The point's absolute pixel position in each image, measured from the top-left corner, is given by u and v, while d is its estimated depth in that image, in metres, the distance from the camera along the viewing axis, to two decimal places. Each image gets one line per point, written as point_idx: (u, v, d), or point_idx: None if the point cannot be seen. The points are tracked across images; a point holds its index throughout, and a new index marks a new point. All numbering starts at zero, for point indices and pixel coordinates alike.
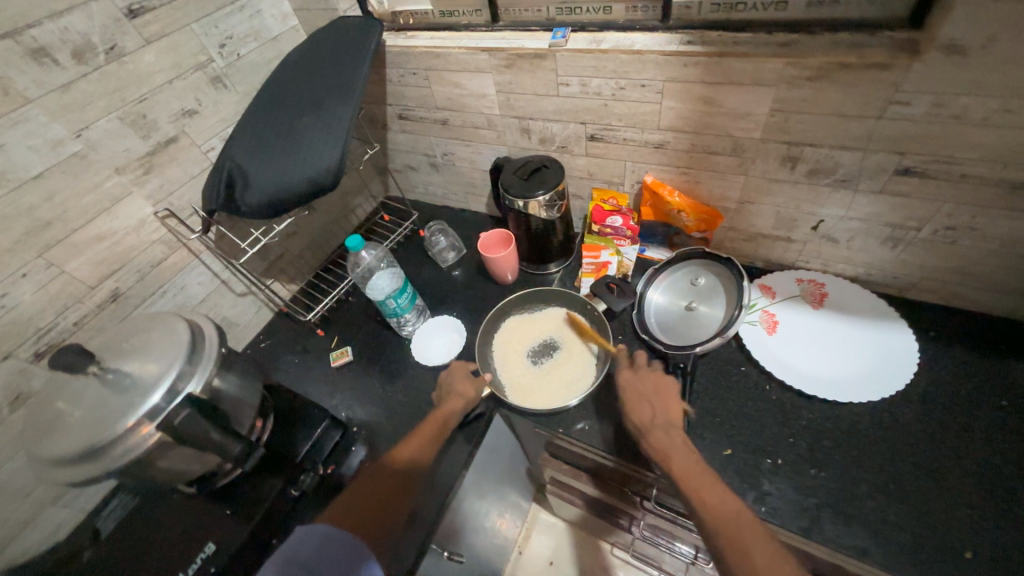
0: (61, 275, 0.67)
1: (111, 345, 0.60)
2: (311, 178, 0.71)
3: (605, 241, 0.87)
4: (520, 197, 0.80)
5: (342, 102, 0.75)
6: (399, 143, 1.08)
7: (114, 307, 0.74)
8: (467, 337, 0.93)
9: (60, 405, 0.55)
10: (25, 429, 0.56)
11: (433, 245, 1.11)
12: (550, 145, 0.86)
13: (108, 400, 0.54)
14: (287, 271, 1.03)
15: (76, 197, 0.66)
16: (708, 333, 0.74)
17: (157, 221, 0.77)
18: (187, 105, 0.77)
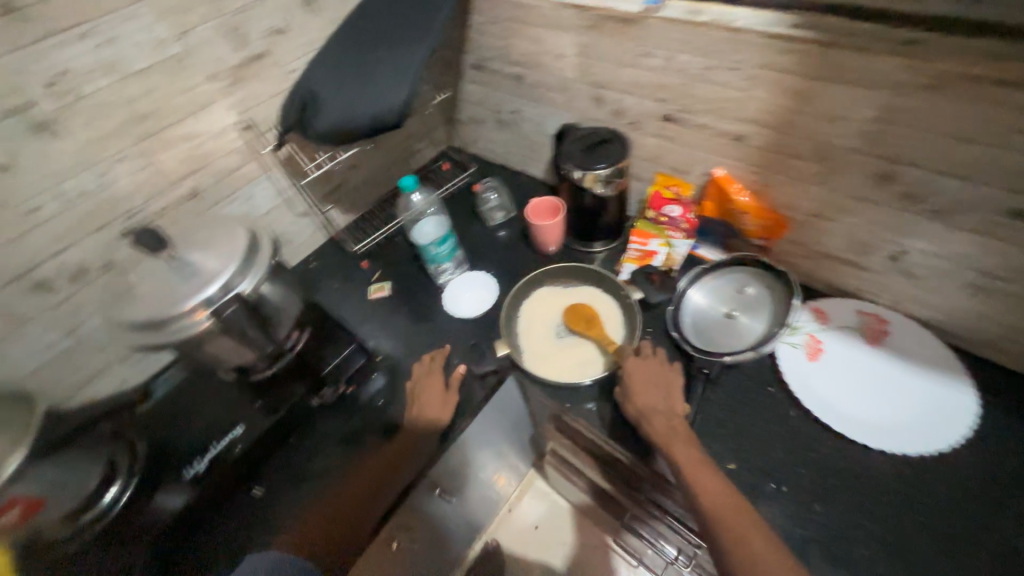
0: (146, 166, 0.75)
1: (182, 234, 0.66)
2: (374, 115, 0.72)
3: (658, 229, 0.86)
4: (579, 167, 0.80)
5: (420, 39, 0.74)
6: (470, 95, 1.09)
7: (190, 204, 0.82)
8: (496, 298, 0.95)
9: (133, 278, 0.63)
10: (104, 295, 0.64)
11: (484, 202, 1.11)
12: (622, 118, 0.84)
13: (175, 283, 0.60)
14: (343, 199, 1.08)
15: (169, 96, 0.73)
16: (740, 346, 0.74)
17: (236, 132, 0.83)
18: (276, 24, 0.80)
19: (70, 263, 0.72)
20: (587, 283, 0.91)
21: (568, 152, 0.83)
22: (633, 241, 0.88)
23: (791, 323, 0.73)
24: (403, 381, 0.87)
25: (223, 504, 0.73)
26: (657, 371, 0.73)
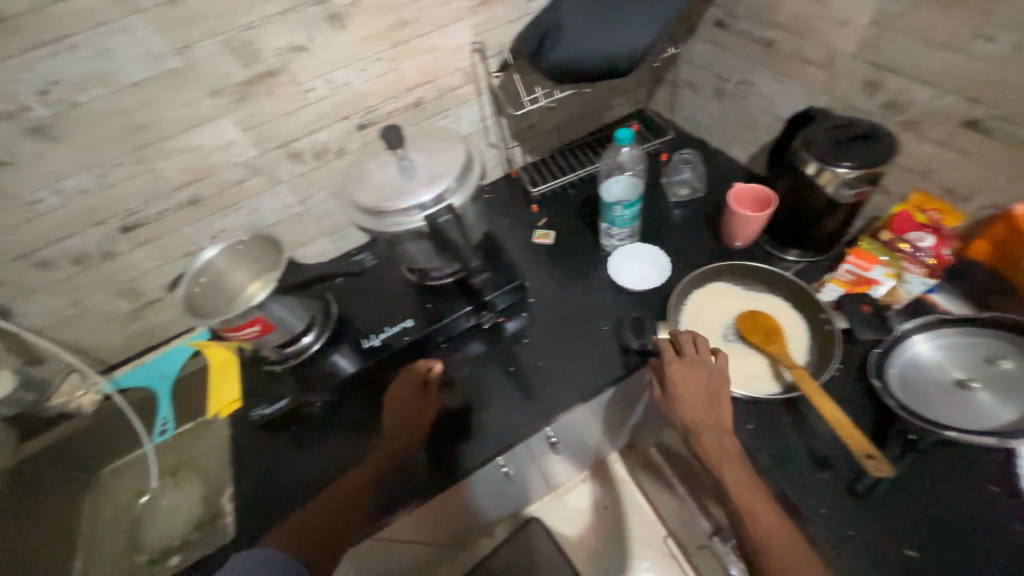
0: (378, 76, 0.82)
1: (416, 140, 0.75)
2: (607, 58, 0.72)
3: (889, 258, 0.72)
4: (818, 158, 0.68)
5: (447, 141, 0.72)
6: (694, 55, 0.97)
7: (415, 112, 0.89)
8: (665, 280, 0.86)
9: (371, 166, 0.73)
10: (345, 173, 0.74)
11: (671, 173, 1.01)
12: (895, 113, 0.69)
13: (402, 183, 0.70)
14: (531, 142, 1.09)
15: (433, 8, 0.79)
16: (990, 425, 0.57)
17: (468, 52, 0.87)
18: (296, 40, 0.72)
19: (319, 142, 0.85)
20: (776, 293, 0.77)
21: (813, 136, 0.70)
22: (854, 265, 0.74)
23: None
24: (568, 332, 0.86)
25: (336, 429, 0.83)
26: (422, 403, 0.79)
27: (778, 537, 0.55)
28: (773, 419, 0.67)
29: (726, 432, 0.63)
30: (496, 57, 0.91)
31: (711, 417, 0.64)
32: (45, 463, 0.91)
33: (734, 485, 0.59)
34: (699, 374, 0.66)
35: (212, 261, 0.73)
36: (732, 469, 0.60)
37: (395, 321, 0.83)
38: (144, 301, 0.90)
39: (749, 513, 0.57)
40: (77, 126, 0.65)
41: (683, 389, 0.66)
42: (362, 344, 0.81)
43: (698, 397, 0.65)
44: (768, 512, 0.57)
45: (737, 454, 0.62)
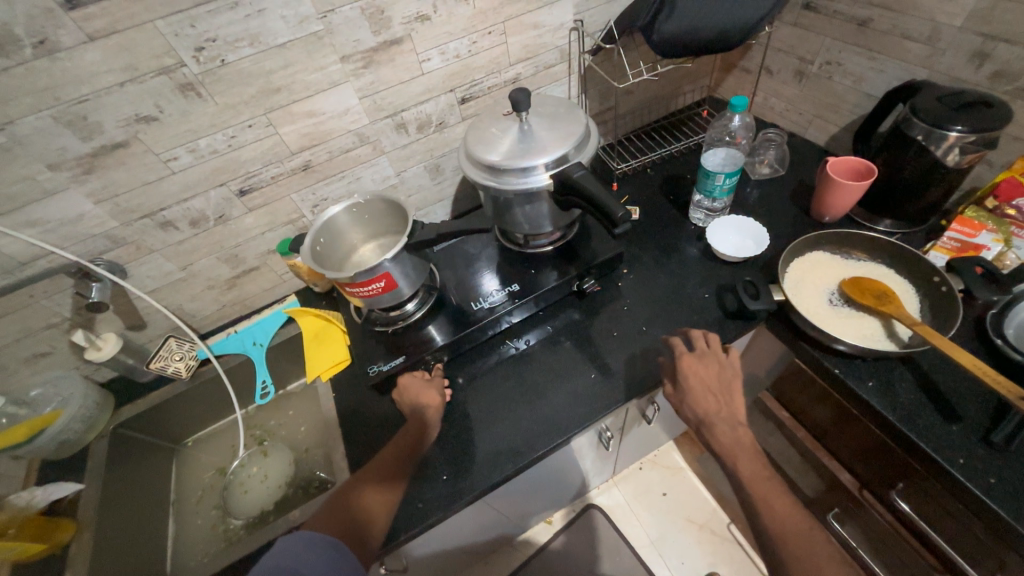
0: (487, 51, 0.85)
1: (533, 107, 0.78)
2: (722, 31, 0.76)
3: (995, 223, 0.74)
4: (928, 123, 0.71)
5: (567, 114, 0.76)
6: (776, 39, 1.01)
7: (511, 89, 0.93)
8: (758, 253, 0.87)
9: (492, 130, 0.76)
10: (466, 136, 0.77)
11: (757, 154, 1.06)
12: (1003, 83, 0.71)
13: (528, 144, 0.72)
14: (608, 124, 1.12)
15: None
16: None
17: (568, 30, 0.90)
18: (422, 10, 0.75)
19: (423, 115, 0.88)
20: (879, 262, 0.80)
21: (920, 104, 0.73)
22: (953, 229, 0.76)
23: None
24: (666, 303, 0.87)
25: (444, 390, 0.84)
26: (423, 388, 0.78)
27: (790, 517, 0.60)
28: (893, 373, 0.70)
29: (739, 424, 0.70)
30: (592, 36, 0.94)
31: (723, 409, 0.70)
32: (149, 425, 0.93)
33: (746, 470, 0.65)
34: (711, 368, 0.73)
35: (337, 219, 0.75)
36: (745, 457, 0.66)
37: (503, 285, 0.86)
38: (243, 269, 0.92)
39: (760, 496, 0.63)
40: (222, 85, 0.69)
41: (699, 384, 0.72)
42: (472, 306, 0.85)
43: (711, 391, 0.71)
44: (780, 495, 0.62)
45: (750, 445, 0.68)
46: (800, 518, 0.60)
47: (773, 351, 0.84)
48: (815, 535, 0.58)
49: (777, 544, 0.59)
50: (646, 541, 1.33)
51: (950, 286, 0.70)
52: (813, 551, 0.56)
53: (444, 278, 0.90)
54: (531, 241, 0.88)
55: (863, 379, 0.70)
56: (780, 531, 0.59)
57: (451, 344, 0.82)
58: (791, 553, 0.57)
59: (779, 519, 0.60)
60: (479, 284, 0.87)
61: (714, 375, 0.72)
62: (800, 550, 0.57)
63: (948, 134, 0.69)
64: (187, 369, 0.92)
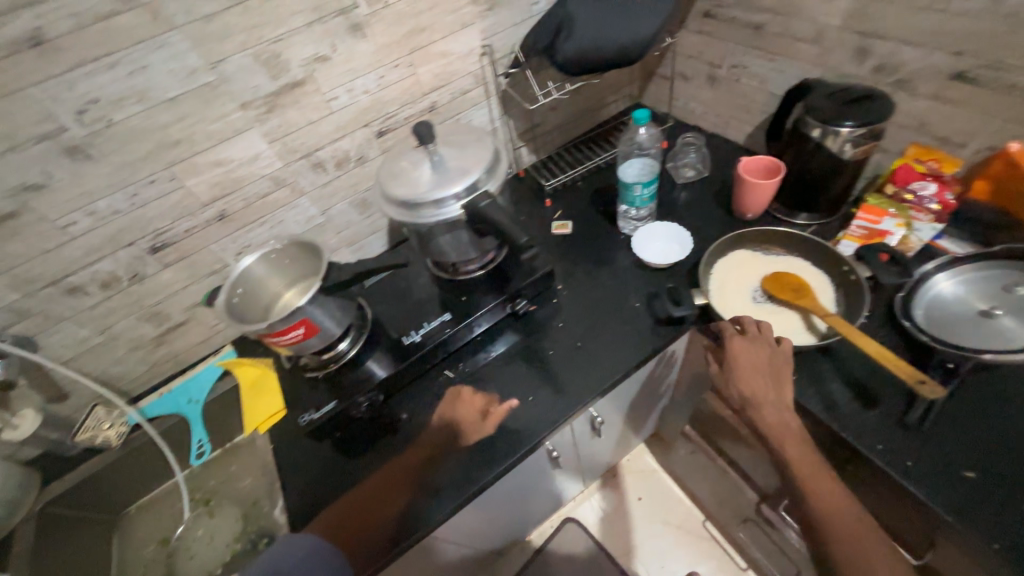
0: (396, 83, 0.85)
1: (443, 136, 0.78)
2: (622, 48, 0.76)
3: (896, 208, 0.77)
4: (823, 121, 0.73)
5: (474, 143, 0.76)
6: (685, 46, 1.04)
7: (428, 117, 0.93)
8: (686, 254, 0.89)
9: (403, 164, 0.76)
10: (378, 173, 0.77)
11: (678, 158, 1.08)
12: (886, 77, 0.74)
13: (436, 176, 0.72)
14: (536, 141, 1.13)
15: (445, 14, 0.82)
16: (1003, 347, 0.61)
17: (478, 55, 0.91)
18: (321, 51, 0.75)
19: (341, 151, 0.87)
20: (796, 256, 0.82)
21: (813, 103, 0.76)
22: (859, 217, 0.79)
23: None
24: (603, 316, 0.87)
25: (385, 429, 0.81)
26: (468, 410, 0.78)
27: (836, 500, 0.59)
28: (814, 365, 0.71)
29: (788, 408, 0.65)
30: (503, 60, 0.95)
31: (773, 393, 0.66)
32: (81, 499, 0.88)
33: (792, 453, 0.62)
34: (761, 352, 0.68)
35: (251, 271, 0.74)
36: (793, 441, 0.63)
37: (433, 316, 0.85)
38: (169, 325, 0.89)
39: (807, 479, 0.61)
40: (113, 144, 0.67)
41: (747, 368, 0.67)
42: (404, 340, 0.83)
43: (760, 374, 0.67)
44: (828, 480, 0.60)
45: (797, 429, 0.64)
46: (844, 499, 0.60)
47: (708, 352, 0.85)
48: (858, 519, 0.58)
49: (820, 523, 0.58)
50: (625, 550, 1.31)
51: (858, 275, 0.72)
52: (858, 535, 0.57)
53: (377, 313, 0.88)
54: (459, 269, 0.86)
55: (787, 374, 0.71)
56: (825, 515, 0.58)
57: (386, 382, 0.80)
58: (835, 534, 0.57)
59: (827, 502, 0.59)
60: (413, 316, 0.86)
61: (767, 361, 0.68)
62: (844, 530, 0.57)
63: (839, 130, 0.72)
64: (118, 437, 0.88)
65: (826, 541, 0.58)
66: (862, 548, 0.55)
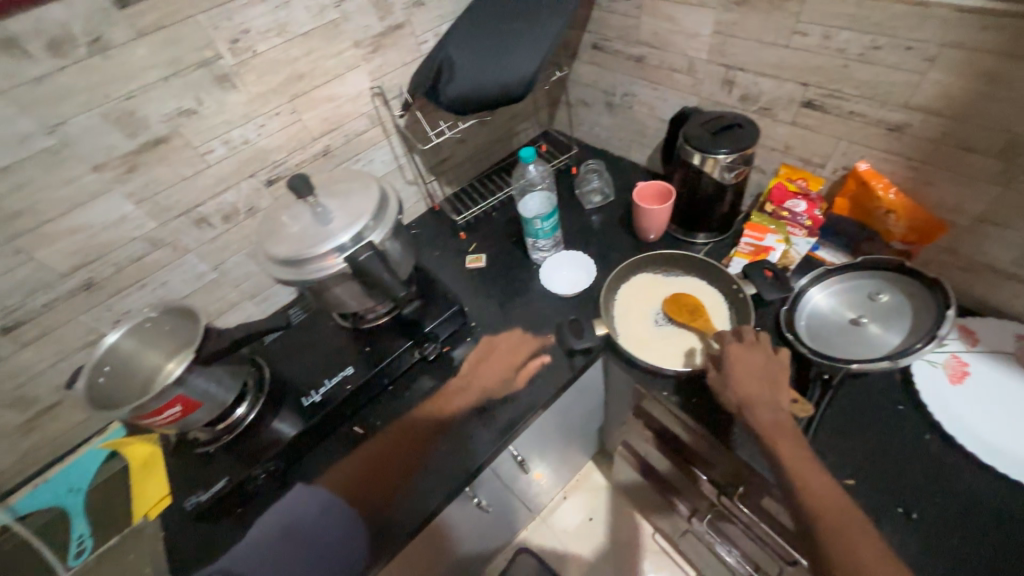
0: (280, 130, 0.81)
1: (326, 185, 0.75)
2: (504, 84, 0.76)
3: (776, 225, 0.81)
4: (698, 150, 0.76)
5: (359, 189, 0.73)
6: (581, 76, 1.07)
7: (323, 161, 0.90)
8: (592, 281, 0.92)
9: (283, 219, 0.72)
10: (258, 231, 0.72)
11: (583, 184, 1.09)
12: (751, 104, 0.79)
13: (318, 230, 0.69)
14: (448, 174, 1.12)
15: (325, 59, 0.80)
16: (869, 355, 0.65)
17: (369, 96, 0.89)
18: (184, 104, 0.70)
19: (226, 204, 0.82)
20: (693, 277, 0.85)
21: (689, 132, 0.79)
22: (746, 234, 0.83)
23: (941, 335, 0.61)
24: (516, 351, 0.86)
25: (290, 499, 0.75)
26: (496, 364, 0.85)
27: (830, 496, 0.53)
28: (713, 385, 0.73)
29: (785, 409, 0.60)
30: (397, 99, 0.93)
31: (769, 395, 0.61)
32: None
33: (786, 451, 0.57)
34: (757, 358, 0.65)
35: (117, 348, 0.67)
36: (788, 438, 0.57)
37: (333, 372, 0.80)
38: (38, 408, 0.80)
39: (799, 476, 0.55)
40: None
41: (744, 370, 0.64)
42: (304, 401, 0.78)
43: (756, 376, 0.63)
44: (821, 478, 0.54)
45: (793, 429, 0.59)
46: (838, 497, 0.53)
47: (621, 377, 0.86)
48: (855, 518, 0.51)
49: (813, 521, 0.51)
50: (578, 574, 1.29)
51: (744, 294, 0.76)
52: (854, 535, 0.49)
53: (279, 372, 0.83)
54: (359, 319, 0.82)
55: (687, 397, 0.73)
56: (818, 512, 0.52)
57: (286, 447, 0.75)
58: (830, 534, 0.50)
59: (819, 499, 0.52)
60: (316, 371, 0.81)
61: (766, 366, 0.64)
62: (838, 527, 0.50)
63: (713, 158, 0.76)
64: None
65: (820, 545, 0.50)
66: (861, 552, 0.48)
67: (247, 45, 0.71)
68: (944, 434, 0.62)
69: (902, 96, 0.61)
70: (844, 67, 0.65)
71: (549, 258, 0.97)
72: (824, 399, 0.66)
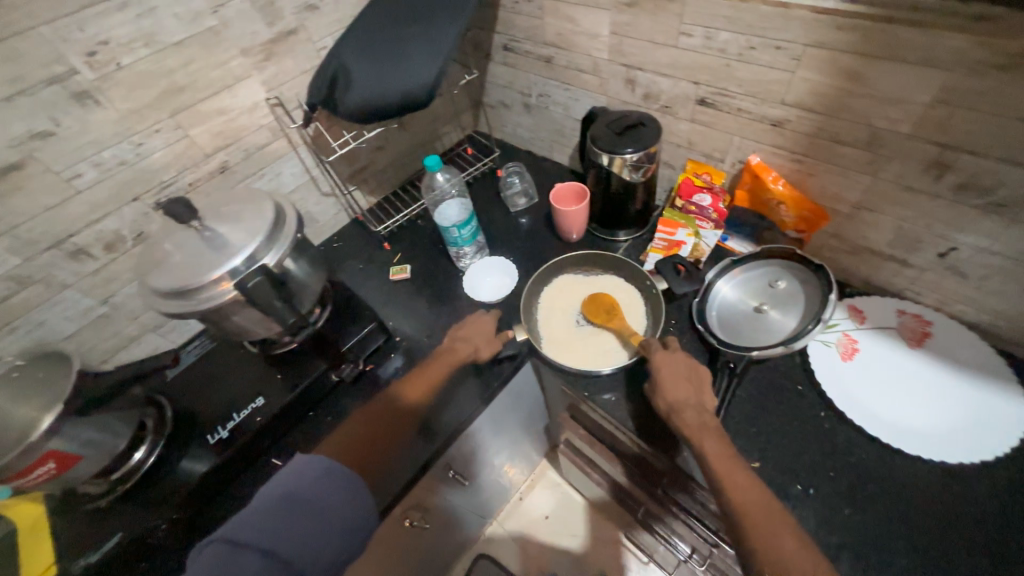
0: (163, 148, 0.75)
1: (214, 207, 0.69)
2: (404, 93, 0.73)
3: (686, 219, 0.82)
4: (605, 150, 0.77)
5: (250, 209, 0.68)
6: (498, 77, 1.06)
7: (221, 178, 0.84)
8: (516, 283, 0.92)
9: (167, 247, 0.66)
10: (139, 262, 0.66)
11: (507, 187, 1.09)
12: (653, 103, 0.81)
13: (203, 257, 0.63)
14: (368, 183, 1.09)
15: (206, 69, 0.74)
16: (769, 341, 0.68)
17: (267, 107, 0.83)
18: (38, 126, 0.63)
19: (108, 231, 0.75)
20: (612, 275, 0.87)
21: (596, 133, 0.79)
22: (659, 230, 0.84)
23: (828, 317, 0.65)
24: None
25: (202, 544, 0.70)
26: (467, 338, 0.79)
27: (754, 493, 0.53)
28: (631, 382, 0.74)
29: (708, 410, 0.62)
30: (299, 108, 0.88)
31: (694, 397, 0.63)
32: None
33: (710, 450, 0.56)
34: (683, 362, 0.67)
35: None
36: (711, 438, 0.58)
37: (243, 405, 0.74)
38: None
39: (724, 474, 0.54)
40: None
41: (668, 375, 0.65)
42: (210, 439, 0.72)
43: (682, 379, 0.65)
44: (744, 474, 0.54)
45: (716, 428, 0.59)
46: (759, 492, 0.53)
47: (549, 380, 0.86)
48: (776, 512, 0.51)
49: (739, 519, 0.51)
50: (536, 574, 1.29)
51: (656, 290, 0.79)
52: (776, 531, 0.49)
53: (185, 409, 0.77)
54: (268, 346, 0.77)
55: (608, 396, 0.74)
56: (742, 510, 0.51)
57: (194, 491, 0.69)
58: (755, 530, 0.49)
59: (744, 496, 0.52)
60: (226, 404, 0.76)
61: (688, 371, 0.66)
62: (763, 523, 0.50)
63: (620, 158, 0.76)
64: None
65: (747, 545, 0.49)
66: (785, 547, 0.47)
67: (108, 58, 0.65)
68: (838, 410, 0.66)
69: (781, 94, 0.64)
70: (728, 66, 0.67)
71: (472, 265, 0.96)
72: (731, 387, 0.69)
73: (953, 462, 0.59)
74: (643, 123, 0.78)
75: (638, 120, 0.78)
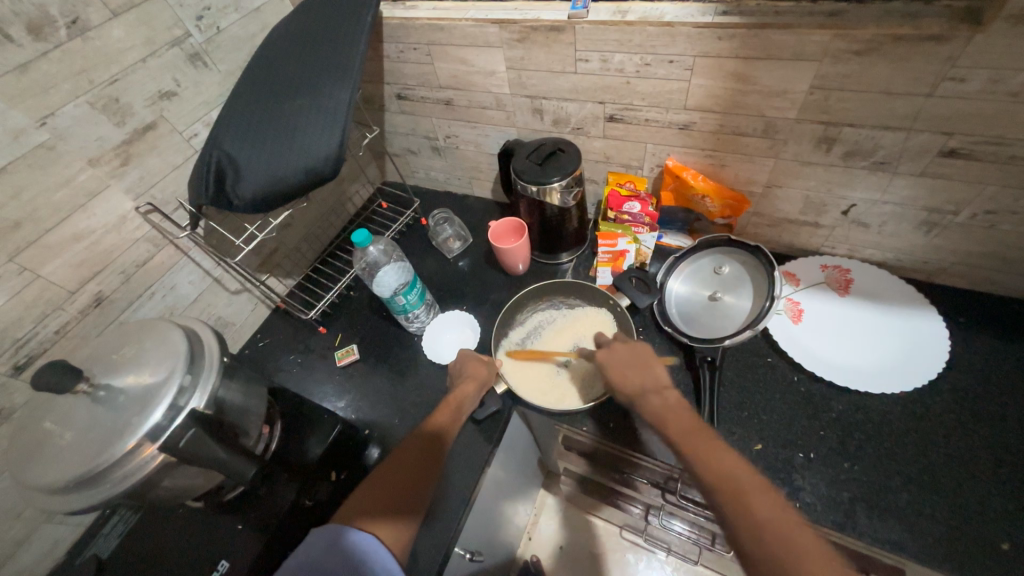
0: (9, 300, 0.59)
1: (101, 357, 0.55)
2: (308, 168, 0.64)
3: (622, 228, 0.83)
4: (535, 182, 0.75)
5: (156, 343, 0.56)
6: (398, 125, 1.01)
7: (98, 313, 0.69)
8: (479, 331, 0.88)
9: (48, 426, 0.52)
10: (12, 454, 0.51)
11: (437, 234, 1.04)
12: (565, 127, 0.82)
13: (104, 425, 0.50)
14: (284, 268, 0.97)
15: (46, 194, 0.60)
16: (733, 327, 0.72)
17: (139, 217, 0.70)
18: None
19: None
20: (572, 299, 0.87)
21: (520, 167, 0.78)
22: (600, 245, 0.84)
23: (777, 294, 0.69)
24: None
25: None
26: (479, 380, 0.73)
27: (727, 466, 0.47)
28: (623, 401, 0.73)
29: (665, 387, 0.59)
30: (180, 208, 0.76)
31: (647, 379, 0.60)
32: None
33: (673, 428, 0.52)
34: (621, 349, 0.65)
35: None
36: (673, 418, 0.54)
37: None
38: None
39: (692, 448, 0.49)
40: None
41: (615, 371, 0.63)
42: None
43: (628, 366, 0.62)
44: (715, 445, 0.49)
45: (678, 401, 0.56)
46: (734, 461, 0.47)
47: (540, 421, 0.82)
48: (750, 478, 0.45)
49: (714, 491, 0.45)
50: None
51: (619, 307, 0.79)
52: (748, 488, 0.44)
53: None
54: (216, 495, 0.61)
55: (608, 422, 0.72)
56: (717, 482, 0.46)
57: None
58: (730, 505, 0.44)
59: (712, 468, 0.47)
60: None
61: (631, 355, 0.64)
62: (733, 492, 0.44)
63: (552, 186, 0.76)
64: None
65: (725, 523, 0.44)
66: (754, 507, 0.43)
67: None
68: (807, 370, 0.71)
69: (682, 101, 0.68)
70: (627, 82, 0.70)
71: (426, 326, 0.90)
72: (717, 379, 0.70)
73: (910, 390, 0.66)
74: (562, 149, 0.78)
75: (555, 147, 0.79)
